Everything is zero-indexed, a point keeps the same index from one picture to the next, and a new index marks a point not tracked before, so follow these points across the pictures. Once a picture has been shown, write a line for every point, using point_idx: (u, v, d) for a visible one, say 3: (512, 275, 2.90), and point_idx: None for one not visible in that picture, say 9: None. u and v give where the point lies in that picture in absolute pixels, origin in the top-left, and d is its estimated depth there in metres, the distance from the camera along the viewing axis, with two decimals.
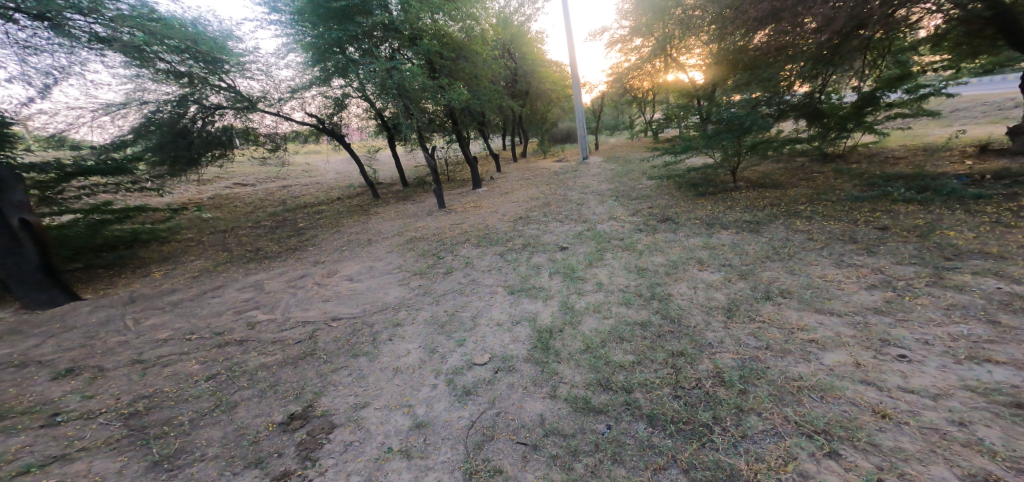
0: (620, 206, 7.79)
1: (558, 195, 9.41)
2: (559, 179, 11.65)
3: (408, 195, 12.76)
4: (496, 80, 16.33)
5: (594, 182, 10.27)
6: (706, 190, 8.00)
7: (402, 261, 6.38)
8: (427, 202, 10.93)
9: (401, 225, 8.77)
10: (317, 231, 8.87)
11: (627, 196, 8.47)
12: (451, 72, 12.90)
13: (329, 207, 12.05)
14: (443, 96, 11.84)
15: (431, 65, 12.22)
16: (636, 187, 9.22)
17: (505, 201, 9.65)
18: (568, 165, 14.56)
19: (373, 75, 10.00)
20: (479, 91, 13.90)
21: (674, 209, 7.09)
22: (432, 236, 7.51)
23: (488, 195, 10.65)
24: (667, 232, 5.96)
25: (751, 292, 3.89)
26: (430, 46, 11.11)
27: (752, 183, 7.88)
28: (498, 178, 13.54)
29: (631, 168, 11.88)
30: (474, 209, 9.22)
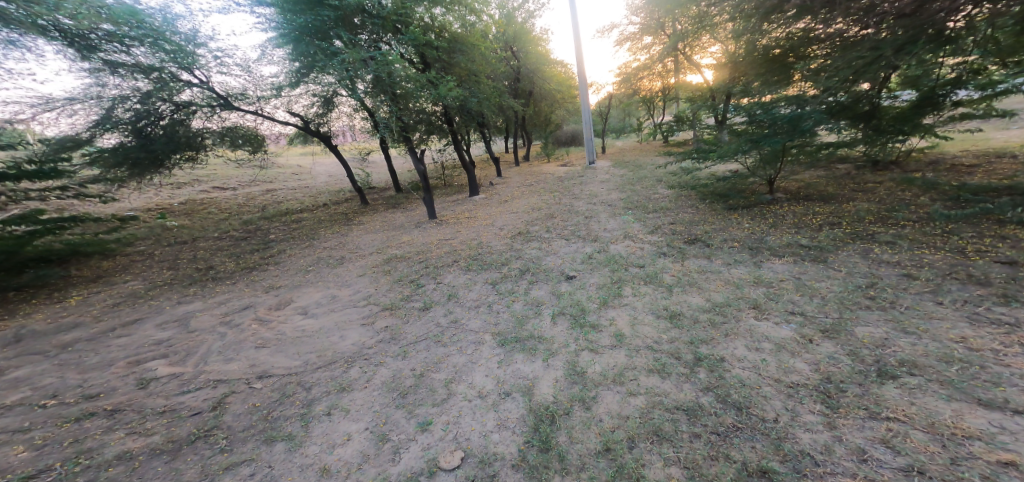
0: (637, 220, 6.60)
1: (564, 206, 8.21)
2: (564, 185, 10.44)
3: (399, 202, 11.57)
4: (498, 79, 15.16)
5: (604, 191, 9.08)
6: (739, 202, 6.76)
7: (372, 289, 5.20)
8: (418, 212, 9.71)
9: (382, 240, 7.56)
10: (286, 244, 7.70)
11: (645, 208, 7.24)
12: (444, 68, 11.59)
13: (310, 214, 10.80)
14: (435, 93, 10.43)
15: (420, 59, 10.79)
16: (653, 197, 8.00)
17: (504, 212, 8.45)
18: (574, 169, 13.34)
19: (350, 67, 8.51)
20: (476, 89, 12.58)
21: (704, 226, 5.87)
22: (415, 255, 6.34)
23: (485, 205, 9.43)
24: (700, 259, 4.75)
25: (848, 366, 2.70)
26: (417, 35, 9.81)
27: (795, 192, 6.60)
28: (498, 183, 12.35)
29: (645, 175, 10.64)
30: (467, 222, 8.00)
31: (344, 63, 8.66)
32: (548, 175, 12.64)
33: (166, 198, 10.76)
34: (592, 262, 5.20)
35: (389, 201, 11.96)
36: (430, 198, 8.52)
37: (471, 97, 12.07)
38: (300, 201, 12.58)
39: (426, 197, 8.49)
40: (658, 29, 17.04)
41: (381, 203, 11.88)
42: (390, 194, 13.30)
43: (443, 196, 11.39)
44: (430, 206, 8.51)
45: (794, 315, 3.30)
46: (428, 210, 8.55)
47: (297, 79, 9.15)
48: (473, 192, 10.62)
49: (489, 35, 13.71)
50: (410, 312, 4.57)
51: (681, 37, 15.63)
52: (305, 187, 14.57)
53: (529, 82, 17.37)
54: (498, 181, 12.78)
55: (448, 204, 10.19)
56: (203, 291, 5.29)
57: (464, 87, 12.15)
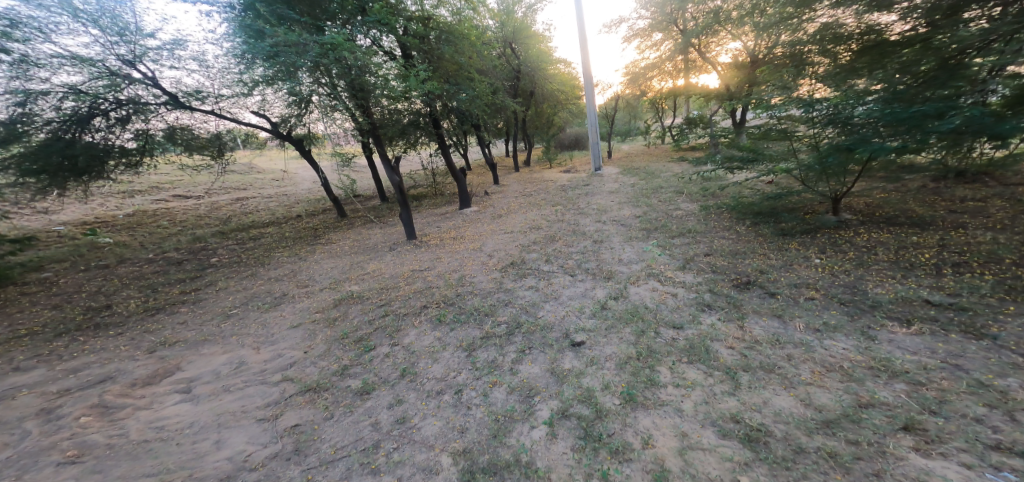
0: (662, 248, 5.14)
1: (568, 225, 6.75)
2: (569, 196, 8.97)
3: (380, 214, 10.08)
4: (494, 77, 13.66)
5: (616, 205, 7.61)
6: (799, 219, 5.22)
7: (299, 352, 3.70)
8: (397, 229, 8.17)
9: (342, 265, 6.01)
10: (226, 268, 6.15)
11: (670, 231, 5.75)
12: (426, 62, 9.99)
13: (278, 227, 9.14)
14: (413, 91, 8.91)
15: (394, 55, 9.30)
16: (678, 213, 6.50)
17: (496, 232, 6.98)
18: (579, 177, 11.89)
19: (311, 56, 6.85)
20: (471, 88, 10.91)
21: (756, 259, 4.36)
22: (375, 293, 4.89)
23: (475, 221, 7.94)
24: (767, 320, 3.28)
25: None
26: (384, 17, 8.05)
27: (874, 210, 4.98)
28: (495, 192, 10.89)
29: (661, 184, 9.15)
30: (449, 245, 6.50)
31: (284, 54, 7.06)
32: (549, 183, 11.15)
33: (109, 211, 9.01)
34: (609, 322, 3.74)
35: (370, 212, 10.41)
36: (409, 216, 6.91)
37: (463, 96, 10.49)
38: (271, 208, 11.00)
39: (404, 213, 6.88)
40: (670, 24, 15.38)
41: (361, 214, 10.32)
42: (372, 203, 11.88)
43: (430, 208, 9.92)
44: (409, 225, 6.91)
45: (1008, 457, 1.89)
46: (406, 229, 6.98)
47: (240, 74, 7.36)
48: (463, 205, 9.14)
49: (484, 28, 12.22)
50: (341, 397, 3.09)
51: (698, 31, 14.16)
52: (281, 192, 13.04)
53: (529, 81, 15.85)
54: (495, 190, 11.32)
55: (433, 219, 8.71)
56: (65, 348, 3.80)
57: (453, 84, 10.58)
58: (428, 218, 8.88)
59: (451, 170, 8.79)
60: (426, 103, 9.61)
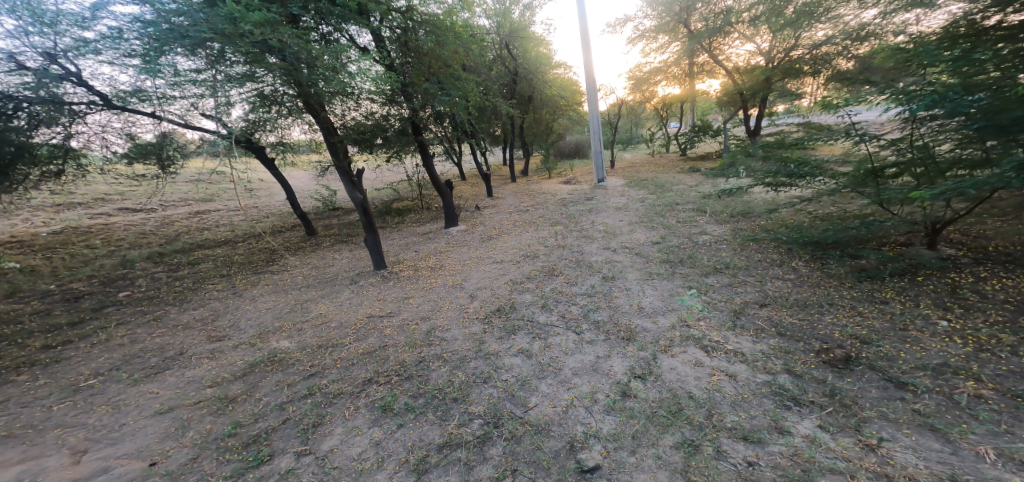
0: (698, 293, 3.86)
1: (570, 252, 5.48)
2: (571, 213, 7.69)
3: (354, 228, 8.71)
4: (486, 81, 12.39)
5: (627, 226, 6.34)
6: (884, 250, 3.91)
7: (142, 464, 2.35)
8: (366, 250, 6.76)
9: (283, 304, 4.51)
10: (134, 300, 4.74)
11: (702, 264, 4.48)
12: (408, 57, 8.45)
13: (244, 246, 7.23)
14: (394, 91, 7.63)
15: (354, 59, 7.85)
16: (707, 238, 5.23)
17: (483, 259, 5.69)
18: (579, 190, 10.62)
19: (277, 59, 5.11)
20: (462, 89, 9.26)
21: (842, 317, 3.09)
22: (307, 350, 3.54)
23: (459, 244, 6.64)
24: (918, 429, 2.08)
25: None
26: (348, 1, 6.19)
27: (997, 243, 3.64)
28: (487, 206, 9.61)
29: (677, 198, 7.89)
30: (422, 278, 5.19)
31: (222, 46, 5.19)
32: (548, 196, 9.91)
33: (33, 225, 7.62)
34: (637, 425, 2.45)
35: (344, 227, 8.86)
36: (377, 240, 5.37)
37: (451, 96, 8.84)
38: (236, 223, 9.20)
39: (371, 237, 5.31)
40: (678, 26, 13.93)
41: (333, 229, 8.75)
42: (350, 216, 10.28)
43: (411, 225, 8.58)
44: (377, 252, 5.43)
45: None
46: (373, 257, 5.48)
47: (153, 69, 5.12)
48: (448, 223, 7.74)
49: (470, 23, 10.82)
50: None
51: (715, 30, 12.81)
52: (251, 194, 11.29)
53: (527, 85, 14.54)
54: (487, 203, 10.04)
55: (411, 239, 7.40)
56: None
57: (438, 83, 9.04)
58: (406, 238, 7.52)
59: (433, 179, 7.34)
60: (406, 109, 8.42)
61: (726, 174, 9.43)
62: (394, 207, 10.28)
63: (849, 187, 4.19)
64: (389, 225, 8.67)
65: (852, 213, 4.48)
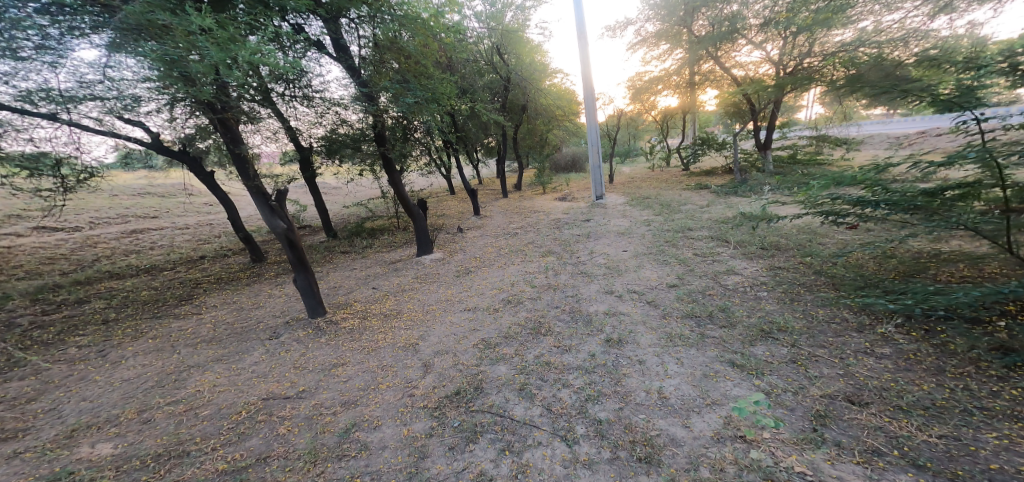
0: (749, 378, 2.63)
1: (562, 298, 4.26)
2: (565, 239, 6.49)
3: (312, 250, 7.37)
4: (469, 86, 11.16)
5: (633, 259, 5.13)
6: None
7: None
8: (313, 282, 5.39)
9: (152, 374, 3.17)
10: None
11: (742, 323, 3.26)
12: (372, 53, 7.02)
13: (168, 273, 5.86)
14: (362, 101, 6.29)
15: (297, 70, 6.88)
16: (742, 279, 4.01)
17: (452, 304, 4.44)
18: (576, 209, 9.45)
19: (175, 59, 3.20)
20: (433, 91, 7.67)
21: (1021, 440, 1.86)
22: (139, 470, 2.21)
23: (429, 278, 5.36)
24: None
25: None
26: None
27: None
28: (471, 227, 8.37)
29: (689, 221, 6.71)
30: (369, 331, 3.89)
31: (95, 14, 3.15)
32: (541, 216, 8.74)
33: None
34: None
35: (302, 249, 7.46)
36: (313, 280, 3.85)
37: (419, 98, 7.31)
38: (177, 241, 7.78)
39: (301, 278, 3.77)
40: (681, 30, 12.69)
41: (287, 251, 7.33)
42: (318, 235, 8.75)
43: (380, 250, 7.19)
44: (309, 295, 3.92)
45: None
46: (305, 301, 3.96)
47: None
48: (421, 251, 6.35)
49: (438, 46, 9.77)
50: None
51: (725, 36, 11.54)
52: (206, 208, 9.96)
53: (518, 93, 13.37)
54: (471, 223, 8.80)
55: (374, 266, 6.11)
56: None
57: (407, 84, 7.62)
58: (368, 266, 6.19)
59: (406, 199, 5.89)
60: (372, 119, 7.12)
61: (739, 193, 8.31)
62: (368, 226, 8.87)
63: (962, 225, 2.90)
64: (355, 249, 7.29)
65: (956, 255, 3.20)
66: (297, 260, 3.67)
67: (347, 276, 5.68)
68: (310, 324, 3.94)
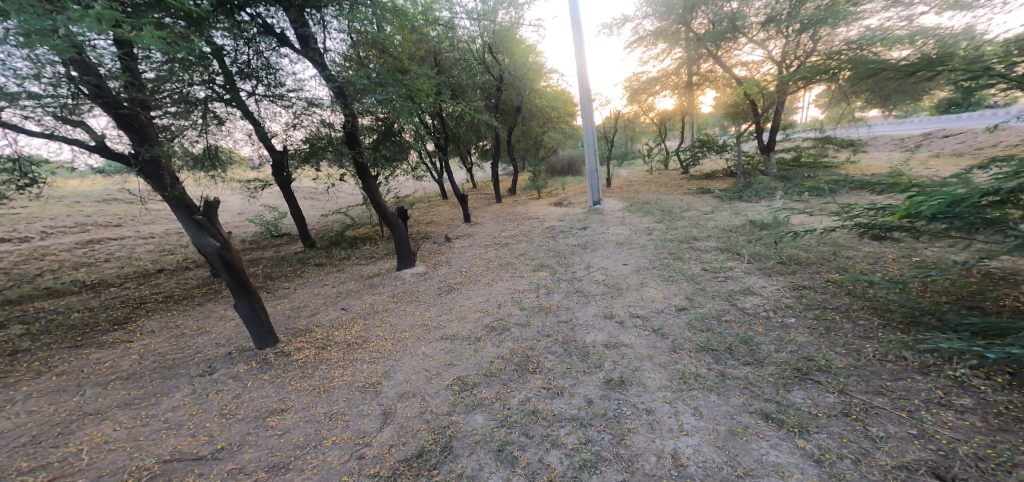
0: (789, 438, 2.07)
1: (555, 325, 3.69)
2: (559, 250, 5.93)
3: (284, 261, 6.74)
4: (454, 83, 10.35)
5: (635, 275, 4.57)
6: None
7: None
8: (274, 301, 4.76)
9: (34, 425, 2.56)
10: None
11: (772, 359, 2.70)
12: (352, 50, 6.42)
13: (113, 290, 5.22)
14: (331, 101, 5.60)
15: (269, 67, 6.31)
16: (764, 301, 3.45)
17: (428, 330, 3.84)
18: (571, 215, 8.91)
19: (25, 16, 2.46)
20: (409, 87, 6.90)
21: None
22: None
23: (406, 297, 4.75)
24: None
25: None
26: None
27: None
28: (459, 235, 7.79)
29: (694, 229, 6.17)
30: (327, 365, 3.28)
31: None
32: (534, 223, 8.16)
33: None
34: None
35: (273, 260, 6.81)
36: (260, 304, 3.26)
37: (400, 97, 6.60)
38: (137, 253, 7.14)
39: (245, 302, 3.17)
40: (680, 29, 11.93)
41: (258, 262, 6.72)
42: (294, 244, 8.03)
43: (359, 262, 6.46)
44: (256, 322, 3.33)
45: None
46: (252, 329, 3.36)
47: None
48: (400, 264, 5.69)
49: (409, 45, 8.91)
50: None
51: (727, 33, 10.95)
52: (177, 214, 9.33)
53: (513, 93, 12.67)
54: (459, 231, 8.22)
55: (347, 280, 5.48)
56: None
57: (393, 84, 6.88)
58: (341, 279, 5.57)
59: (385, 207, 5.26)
60: (344, 120, 6.42)
61: (745, 198, 7.74)
62: (349, 235, 8.16)
63: None
64: (333, 260, 6.66)
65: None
66: (238, 282, 3.07)
67: (314, 292, 5.05)
68: (257, 356, 3.34)
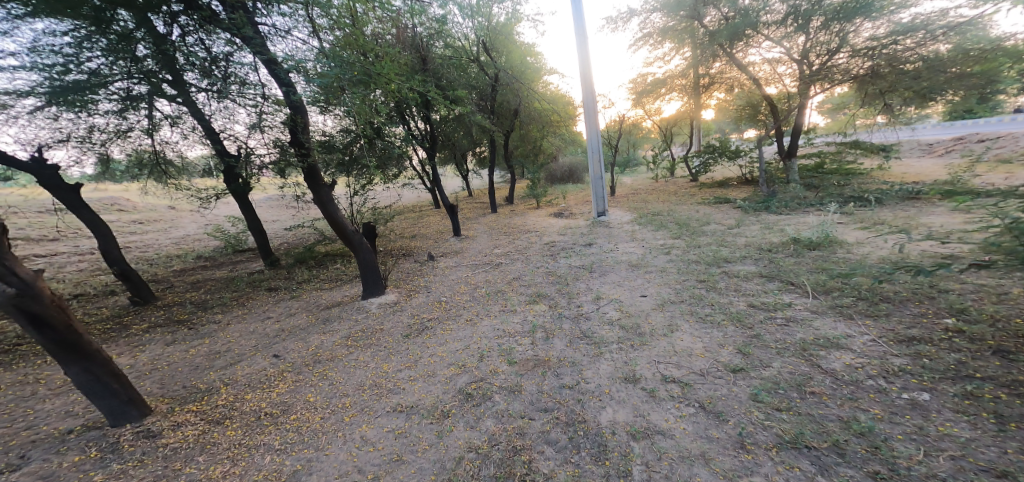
0: None
1: (555, 394, 2.65)
2: (561, 273, 4.88)
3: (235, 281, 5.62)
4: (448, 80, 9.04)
5: (660, 314, 3.52)
6: None
7: None
8: (195, 339, 3.67)
9: None
10: None
11: (924, 474, 1.66)
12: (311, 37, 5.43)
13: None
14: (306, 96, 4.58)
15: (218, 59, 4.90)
16: (862, 360, 2.40)
17: (379, 395, 2.78)
18: (574, 227, 7.88)
19: None
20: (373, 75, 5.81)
21: None
22: None
23: (365, 340, 3.64)
24: None
25: None
26: None
27: None
28: (445, 252, 6.73)
29: (722, 247, 5.14)
30: (208, 455, 2.20)
31: None
32: (532, 237, 7.14)
33: None
34: None
35: (222, 281, 5.47)
36: (108, 367, 2.29)
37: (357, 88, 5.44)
38: (63, 273, 6.05)
39: (76, 368, 2.17)
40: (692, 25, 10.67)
41: (202, 284, 5.36)
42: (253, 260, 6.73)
43: (323, 284, 5.29)
44: (103, 394, 2.30)
45: None
46: (99, 403, 2.31)
47: None
48: (366, 292, 4.49)
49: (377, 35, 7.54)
50: None
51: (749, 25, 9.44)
52: (125, 226, 8.21)
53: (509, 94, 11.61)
54: (446, 247, 7.17)
55: (297, 311, 4.36)
56: None
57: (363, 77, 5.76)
58: (292, 310, 4.40)
59: (342, 223, 4.08)
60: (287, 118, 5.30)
61: (772, 208, 6.74)
62: (319, 251, 7.07)
63: None
64: (293, 282, 5.40)
65: None
66: (59, 342, 2.08)
67: (249, 327, 3.95)
68: (105, 441, 2.27)
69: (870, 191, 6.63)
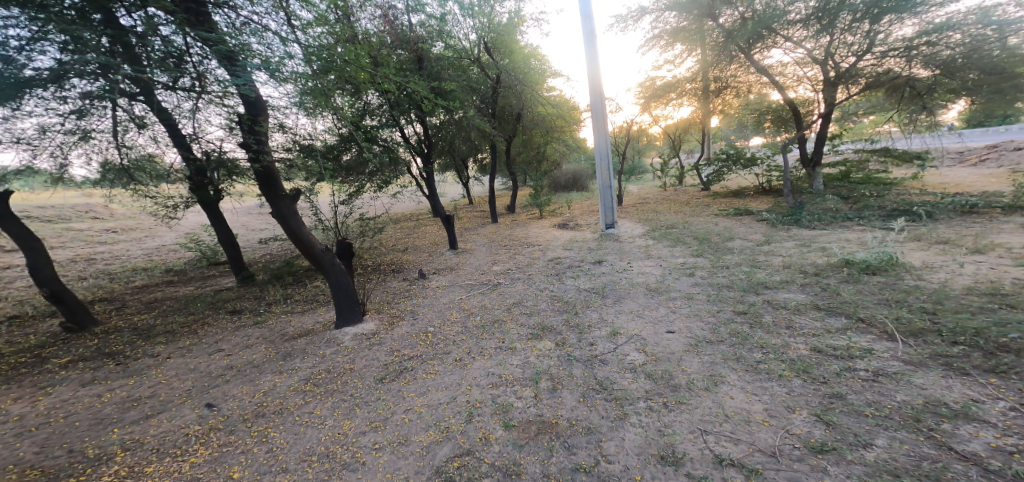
0: None
1: (567, 480, 1.94)
2: (569, 299, 4.17)
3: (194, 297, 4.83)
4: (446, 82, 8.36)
5: (696, 359, 2.81)
6: None
7: None
8: (114, 382, 2.92)
9: None
10: None
11: None
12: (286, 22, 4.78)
13: None
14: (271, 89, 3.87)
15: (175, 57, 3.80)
16: (1019, 444, 1.70)
17: (331, 473, 2.06)
18: (581, 240, 7.18)
19: None
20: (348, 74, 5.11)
21: None
22: None
23: (328, 384, 2.88)
24: None
25: None
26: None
27: None
28: (438, 269, 6.02)
29: (756, 267, 4.42)
30: None
31: None
32: (534, 252, 6.44)
33: None
34: None
35: (182, 299, 4.69)
36: None
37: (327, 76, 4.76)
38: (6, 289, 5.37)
39: None
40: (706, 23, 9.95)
41: (156, 304, 4.58)
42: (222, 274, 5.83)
43: (295, 306, 4.41)
44: None
45: None
46: None
47: None
48: (339, 321, 3.71)
49: (369, 32, 6.96)
50: None
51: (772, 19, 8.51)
52: (94, 234, 7.56)
53: (512, 96, 10.88)
54: (440, 262, 6.47)
55: (256, 341, 3.60)
56: None
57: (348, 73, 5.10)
58: (250, 339, 3.62)
59: (307, 240, 3.41)
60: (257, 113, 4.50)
61: (802, 222, 6.04)
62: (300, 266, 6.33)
63: None
64: (263, 301, 4.59)
65: None
66: None
67: (189, 363, 3.21)
68: None
69: (914, 204, 5.92)
